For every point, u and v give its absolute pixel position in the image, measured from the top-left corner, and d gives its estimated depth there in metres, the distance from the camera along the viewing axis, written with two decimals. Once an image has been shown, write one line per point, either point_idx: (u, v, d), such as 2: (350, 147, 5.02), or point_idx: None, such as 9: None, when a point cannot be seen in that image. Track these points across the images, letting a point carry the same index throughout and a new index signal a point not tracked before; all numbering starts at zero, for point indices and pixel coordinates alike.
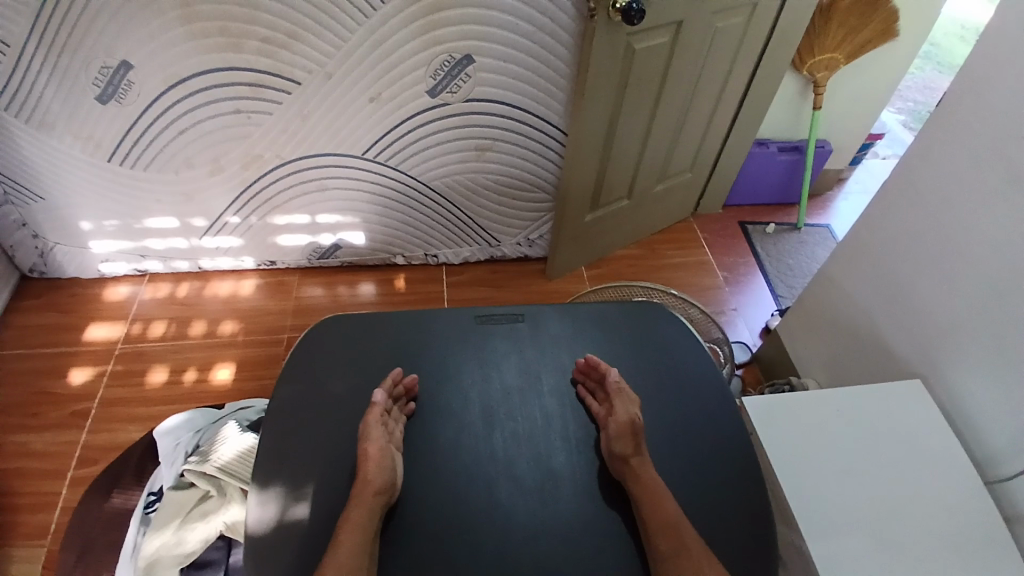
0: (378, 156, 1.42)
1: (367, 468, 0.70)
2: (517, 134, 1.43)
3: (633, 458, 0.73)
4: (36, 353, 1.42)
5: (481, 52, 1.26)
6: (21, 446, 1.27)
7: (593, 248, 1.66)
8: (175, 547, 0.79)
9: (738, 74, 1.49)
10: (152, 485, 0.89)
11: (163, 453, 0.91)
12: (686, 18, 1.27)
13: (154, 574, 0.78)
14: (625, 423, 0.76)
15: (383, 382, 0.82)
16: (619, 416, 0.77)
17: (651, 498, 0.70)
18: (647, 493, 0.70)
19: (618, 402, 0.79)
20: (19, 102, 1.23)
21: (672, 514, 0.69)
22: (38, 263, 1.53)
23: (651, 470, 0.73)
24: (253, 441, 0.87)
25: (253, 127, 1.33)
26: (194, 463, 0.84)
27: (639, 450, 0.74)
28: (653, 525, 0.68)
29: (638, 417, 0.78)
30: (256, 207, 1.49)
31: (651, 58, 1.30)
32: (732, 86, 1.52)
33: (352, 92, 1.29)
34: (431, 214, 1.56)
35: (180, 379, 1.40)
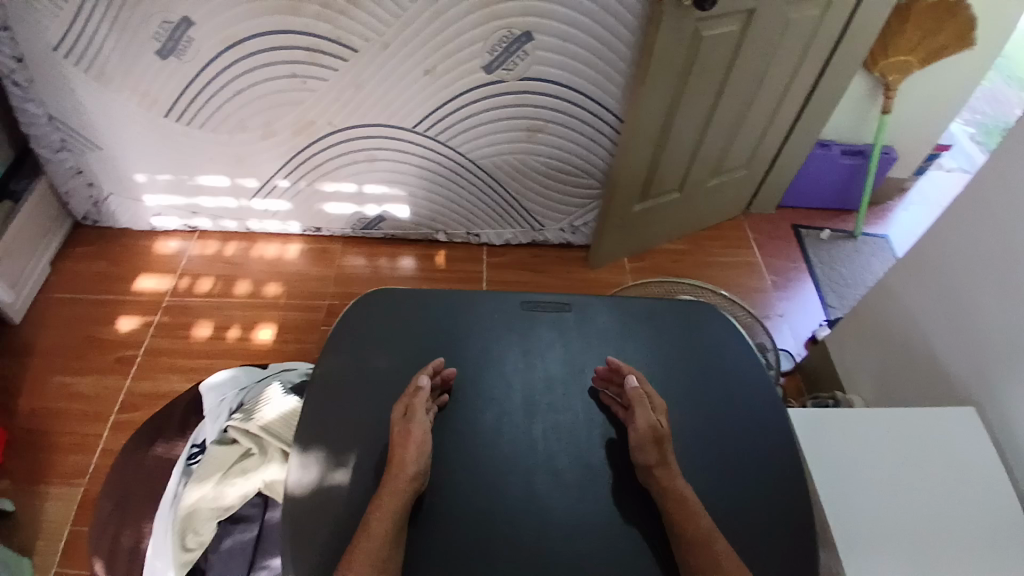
0: (429, 131, 1.41)
1: (400, 456, 0.69)
2: (570, 117, 1.40)
3: (658, 465, 0.71)
4: (86, 300, 1.47)
5: (541, 30, 1.23)
6: (66, 387, 1.33)
7: (638, 239, 1.63)
8: (214, 500, 0.81)
9: (806, 70, 1.43)
10: (196, 437, 0.89)
11: (208, 406, 0.92)
12: (757, 7, 1.22)
13: (194, 524, 0.80)
14: (646, 431, 0.72)
15: (421, 370, 0.80)
16: (639, 423, 0.74)
17: (680, 505, 0.68)
18: (677, 501, 0.68)
19: (639, 407, 0.75)
20: (75, 49, 1.25)
21: (702, 522, 0.67)
22: (91, 211, 1.58)
23: (680, 477, 0.71)
24: (296, 404, 0.89)
25: (307, 93, 1.34)
26: (237, 421, 0.87)
27: (665, 460, 0.71)
28: (684, 535, 0.66)
29: (663, 424, 0.74)
30: (305, 172, 1.50)
31: (717, 47, 1.25)
32: (798, 82, 1.45)
33: (408, 63, 1.28)
34: (477, 194, 1.55)
35: (224, 336, 1.43)
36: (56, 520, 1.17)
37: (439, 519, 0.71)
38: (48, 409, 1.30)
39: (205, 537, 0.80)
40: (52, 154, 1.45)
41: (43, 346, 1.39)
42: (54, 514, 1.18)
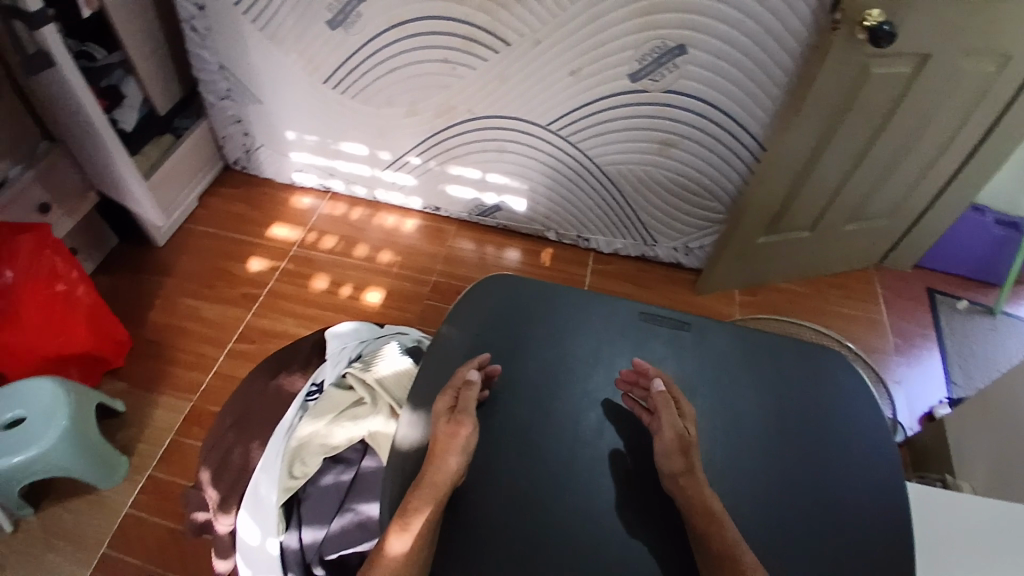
0: (561, 130, 1.43)
1: (439, 457, 0.70)
2: (707, 136, 1.37)
3: (683, 476, 0.70)
4: (225, 236, 1.62)
5: (695, 45, 1.22)
6: (194, 310, 1.47)
7: (755, 273, 1.57)
8: (324, 437, 0.87)
9: (971, 128, 1.31)
10: (314, 377, 0.96)
11: (330, 351, 0.99)
12: (935, 53, 1.13)
13: (302, 455, 0.86)
14: (675, 439, 0.72)
15: (466, 364, 0.81)
16: (665, 432, 0.73)
17: (711, 525, 0.66)
18: (705, 517, 0.67)
19: (664, 413, 0.74)
20: (257, 9, 1.38)
21: (732, 540, 0.65)
22: (242, 158, 1.73)
23: (707, 488, 0.69)
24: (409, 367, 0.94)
25: (454, 78, 1.39)
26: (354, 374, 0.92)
27: (689, 469, 0.70)
28: (714, 554, 0.65)
29: (688, 430, 0.73)
30: (437, 153, 1.57)
31: (883, 88, 1.18)
32: (961, 138, 1.33)
33: (555, 62, 1.31)
34: (597, 200, 1.55)
35: (337, 291, 1.53)
36: (163, 426, 1.31)
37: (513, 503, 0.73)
38: (178, 327, 1.44)
39: (309, 469, 0.85)
40: (217, 101, 1.60)
41: (182, 270, 1.54)
42: (162, 422, 1.32)
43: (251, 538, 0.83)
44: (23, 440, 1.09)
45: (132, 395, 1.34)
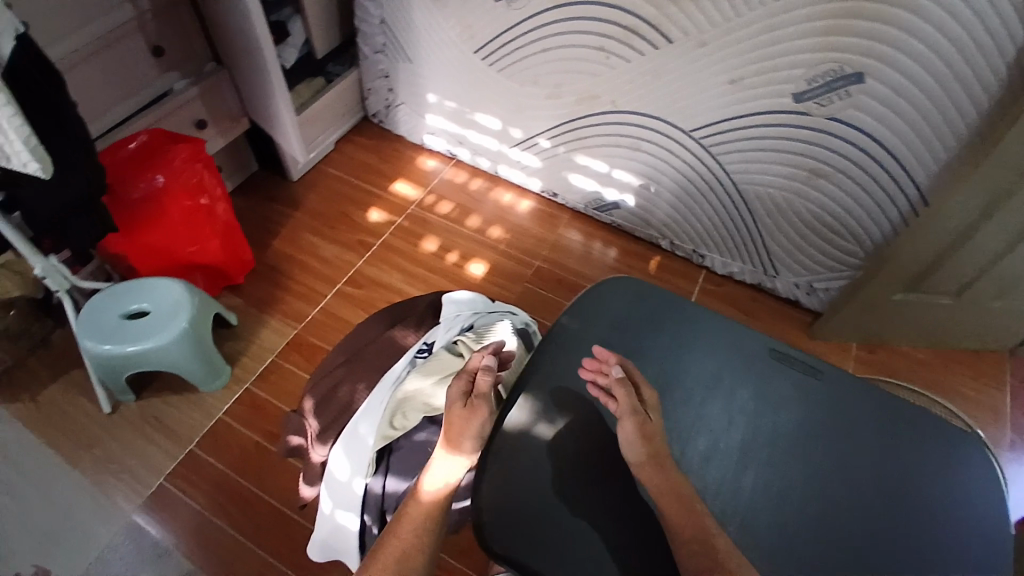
0: (703, 140, 1.37)
1: (457, 438, 0.73)
2: (863, 174, 1.26)
3: (649, 464, 0.68)
4: (351, 182, 1.69)
5: (875, 76, 1.12)
6: (313, 246, 1.55)
7: (880, 329, 1.45)
8: (428, 397, 0.86)
9: None
10: (426, 337, 0.94)
11: (445, 315, 0.98)
12: None
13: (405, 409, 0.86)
14: (643, 435, 0.69)
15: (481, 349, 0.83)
16: (633, 425, 0.70)
17: (683, 512, 0.65)
18: (675, 503, 0.66)
19: (622, 402, 0.71)
20: None
21: (705, 526, 0.64)
22: (381, 112, 1.79)
23: (675, 474, 0.68)
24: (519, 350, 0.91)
25: (605, 68, 1.36)
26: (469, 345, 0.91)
27: (657, 459, 0.68)
28: (685, 541, 0.63)
29: (654, 423, 0.71)
30: (569, 140, 1.55)
31: None
32: None
33: (715, 68, 1.25)
34: (724, 218, 1.48)
35: (444, 257, 1.56)
36: (267, 346, 1.40)
37: (582, 487, 0.72)
38: (296, 258, 1.52)
39: (410, 423, 0.85)
40: (371, 53, 1.65)
41: (308, 206, 1.62)
42: (266, 341, 1.40)
43: (341, 474, 0.86)
44: (148, 330, 1.19)
45: (244, 311, 1.44)
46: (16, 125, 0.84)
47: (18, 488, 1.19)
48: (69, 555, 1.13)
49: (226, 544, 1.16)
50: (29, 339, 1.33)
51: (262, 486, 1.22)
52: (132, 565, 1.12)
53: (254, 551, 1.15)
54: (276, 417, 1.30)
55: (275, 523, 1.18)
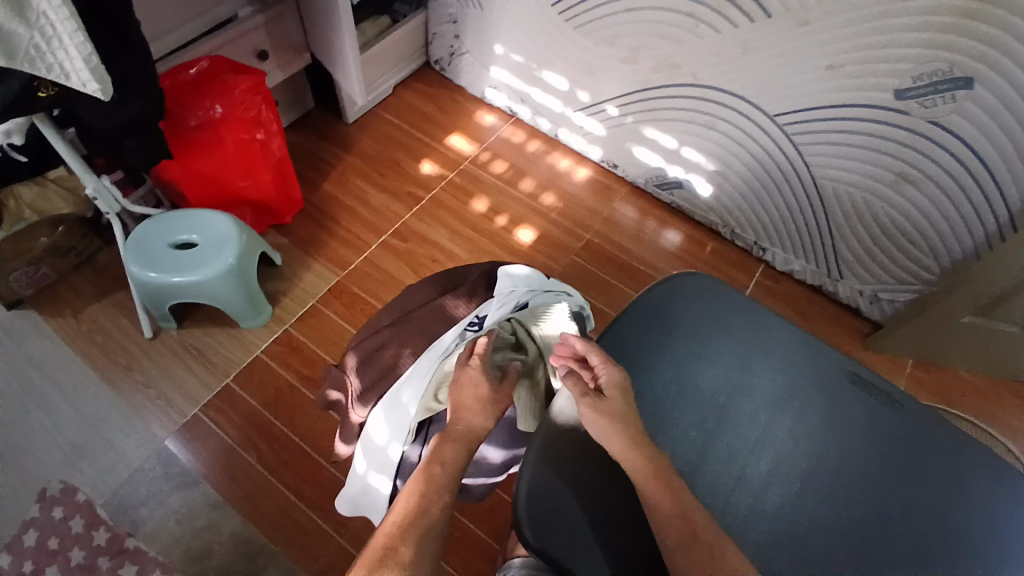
0: (787, 127, 1.27)
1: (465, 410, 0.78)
2: (955, 187, 1.16)
3: (617, 435, 0.64)
4: (406, 129, 1.63)
5: (990, 81, 1.02)
6: (362, 192, 1.51)
7: (941, 351, 1.36)
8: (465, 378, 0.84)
9: None
10: (481, 310, 0.87)
11: (498, 289, 0.92)
12: None
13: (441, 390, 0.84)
14: (598, 414, 0.65)
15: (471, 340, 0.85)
16: (587, 405, 0.66)
17: (658, 488, 0.61)
18: (651, 475, 0.62)
19: (576, 385, 0.68)
20: None
21: (687, 504, 0.61)
22: (443, 59, 1.71)
23: (647, 443, 0.64)
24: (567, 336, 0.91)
25: (691, 37, 1.26)
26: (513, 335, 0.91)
27: (619, 435, 0.64)
28: (663, 518, 0.60)
29: (611, 399, 0.66)
30: (638, 110, 1.46)
31: None
32: None
33: (813, 50, 1.14)
34: (793, 213, 1.40)
35: (493, 219, 1.51)
36: (308, 289, 1.39)
37: (607, 476, 0.68)
38: (345, 203, 1.49)
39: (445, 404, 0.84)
40: None
41: (360, 149, 1.58)
42: (307, 284, 1.39)
43: (377, 438, 0.84)
44: (194, 262, 1.18)
45: (288, 251, 1.42)
46: (80, 41, 0.80)
47: (60, 401, 1.22)
48: (103, 472, 1.16)
49: (253, 480, 1.17)
50: (77, 256, 1.34)
51: (292, 428, 1.23)
52: (162, 489, 1.15)
53: (279, 490, 1.17)
54: (311, 361, 1.30)
55: (302, 466, 1.19)
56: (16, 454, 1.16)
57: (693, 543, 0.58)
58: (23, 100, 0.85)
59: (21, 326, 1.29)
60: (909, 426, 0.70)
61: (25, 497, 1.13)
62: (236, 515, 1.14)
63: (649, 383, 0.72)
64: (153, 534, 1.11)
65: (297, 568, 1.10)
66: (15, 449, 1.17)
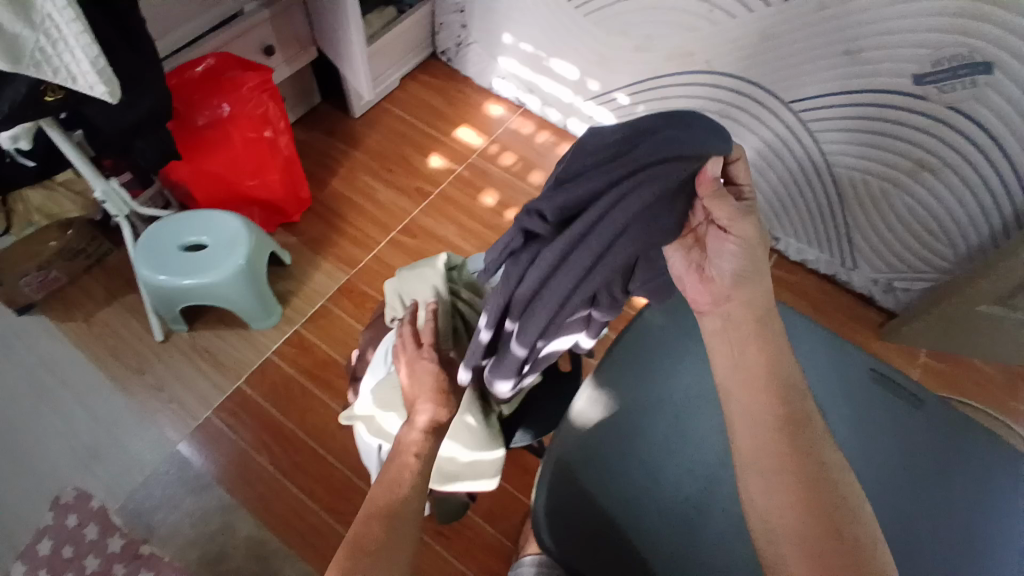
0: (801, 114, 1.24)
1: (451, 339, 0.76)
2: (977, 175, 1.13)
3: (750, 343, 0.59)
4: (413, 123, 1.61)
5: (1014, 66, 0.98)
6: (369, 189, 1.50)
7: (957, 342, 1.34)
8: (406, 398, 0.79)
9: None
10: None
11: None
12: None
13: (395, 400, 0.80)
14: (747, 394, 0.57)
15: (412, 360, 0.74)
16: (737, 284, 0.60)
17: (769, 484, 0.53)
18: (779, 461, 0.53)
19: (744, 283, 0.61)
20: None
21: (822, 485, 0.52)
22: (450, 50, 1.68)
23: (793, 416, 0.55)
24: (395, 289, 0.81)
25: (706, 23, 1.23)
26: (457, 269, 0.83)
27: (761, 417, 0.56)
28: (768, 480, 0.53)
29: (763, 362, 0.58)
30: (650, 99, 1.43)
31: None
32: None
33: (832, 36, 1.11)
34: (808, 200, 1.37)
35: (502, 213, 1.49)
36: (316, 288, 1.38)
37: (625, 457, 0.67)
38: (352, 199, 1.48)
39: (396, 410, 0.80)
40: None
41: (367, 145, 1.56)
42: (318, 284, 1.38)
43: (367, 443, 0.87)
44: (206, 262, 1.18)
45: (298, 251, 1.41)
46: (86, 43, 0.78)
47: (73, 405, 1.22)
48: (117, 476, 1.16)
49: (266, 481, 1.18)
50: (87, 258, 1.34)
51: (304, 428, 1.23)
52: (176, 493, 1.16)
53: (293, 490, 1.17)
54: (322, 361, 1.30)
55: (312, 467, 1.19)
56: (30, 460, 1.17)
57: (802, 504, 0.51)
58: (30, 104, 0.83)
59: (32, 331, 1.29)
60: (930, 431, 0.68)
61: (38, 505, 1.14)
62: (251, 517, 1.14)
63: (670, 390, 0.71)
64: (168, 537, 1.12)
65: (315, 568, 1.11)
66: (29, 455, 1.17)
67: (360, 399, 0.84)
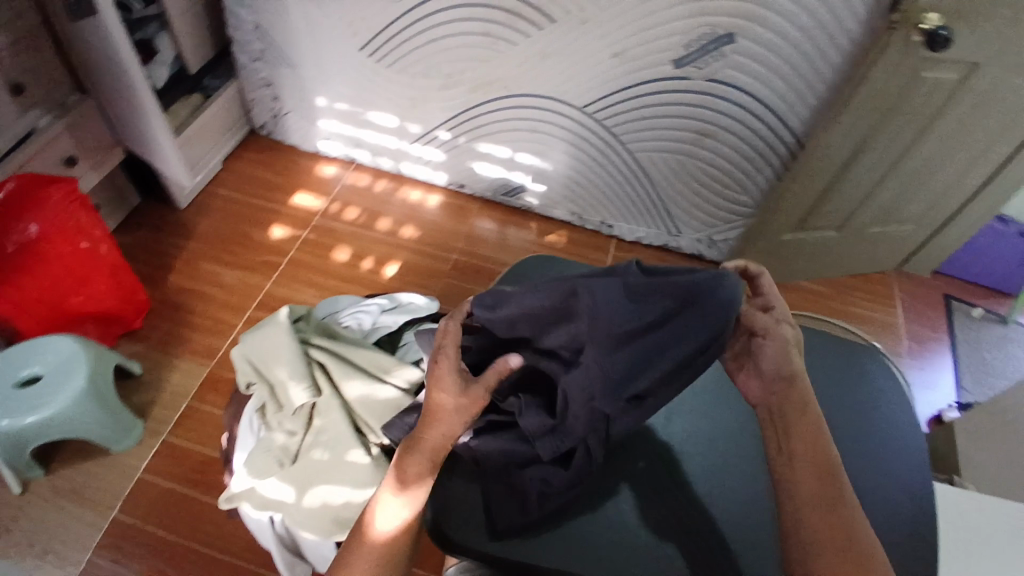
0: (597, 114, 1.41)
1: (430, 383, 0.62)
2: (747, 129, 1.35)
3: (794, 395, 0.65)
4: (246, 200, 1.59)
5: (746, 35, 1.19)
6: (215, 274, 1.46)
7: (777, 268, 1.57)
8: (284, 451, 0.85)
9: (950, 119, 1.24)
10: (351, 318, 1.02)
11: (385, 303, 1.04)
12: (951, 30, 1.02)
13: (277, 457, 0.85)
14: (782, 417, 0.64)
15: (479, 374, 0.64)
16: (780, 363, 0.65)
17: (804, 502, 0.59)
18: (809, 486, 0.60)
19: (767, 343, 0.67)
20: None
21: (848, 514, 0.58)
22: (268, 123, 1.70)
23: (826, 454, 0.61)
24: (240, 355, 0.89)
25: (495, 53, 1.36)
26: (302, 320, 0.95)
27: (800, 444, 0.62)
28: (809, 510, 0.58)
29: (798, 394, 0.65)
30: (467, 129, 1.54)
31: None
32: (945, 120, 1.24)
33: (601, 43, 1.28)
34: (627, 185, 1.54)
35: (357, 264, 1.51)
36: (180, 390, 1.31)
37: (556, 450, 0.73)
38: (197, 289, 1.43)
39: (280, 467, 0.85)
40: (249, 62, 1.56)
41: (203, 233, 1.52)
42: (181, 383, 1.31)
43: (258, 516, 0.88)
44: (42, 394, 1.08)
45: (151, 356, 1.34)
46: None
47: None
48: None
49: None
50: None
51: (197, 537, 1.15)
52: None
53: None
54: (203, 462, 1.23)
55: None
56: None
57: (832, 533, 0.57)
58: None
59: None
60: None
61: None
62: None
63: None
64: None
65: None
66: None
67: (235, 475, 0.88)
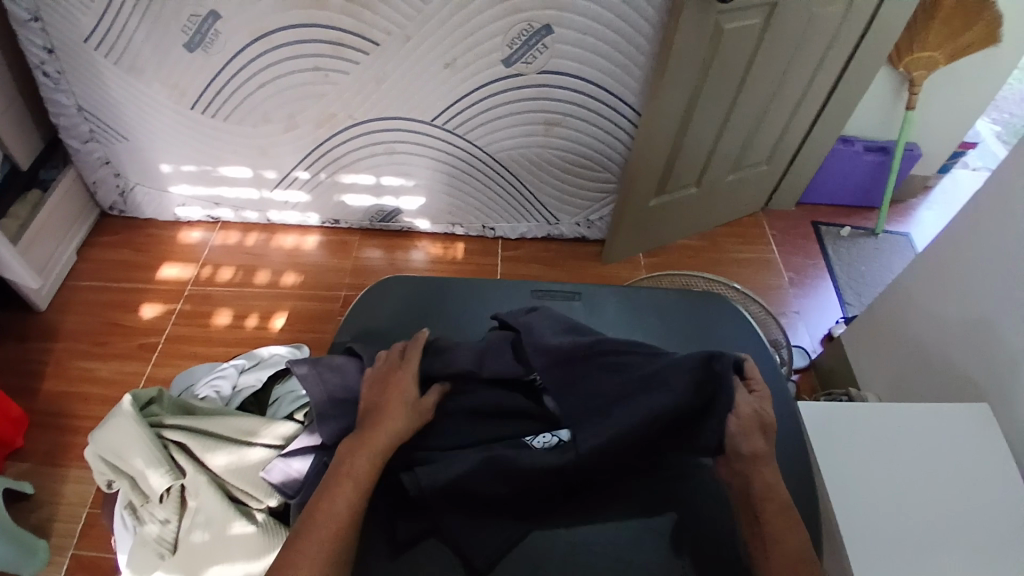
0: (446, 124, 1.41)
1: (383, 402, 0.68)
2: (588, 110, 1.39)
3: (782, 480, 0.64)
4: (110, 287, 1.52)
5: (561, 23, 1.23)
6: (89, 371, 1.37)
7: (651, 235, 1.62)
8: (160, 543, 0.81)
9: (763, 63, 1.32)
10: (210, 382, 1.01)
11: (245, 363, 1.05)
12: None
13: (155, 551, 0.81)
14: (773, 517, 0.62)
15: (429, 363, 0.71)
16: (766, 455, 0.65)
17: None
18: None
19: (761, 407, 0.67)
20: (107, 41, 1.28)
21: None
22: (118, 201, 1.62)
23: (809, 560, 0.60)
24: (93, 456, 0.84)
25: (329, 86, 1.35)
26: (155, 402, 0.90)
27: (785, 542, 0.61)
28: None
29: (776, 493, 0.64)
30: (324, 165, 1.52)
31: (693, 41, 1.19)
32: (761, 62, 1.32)
33: (429, 56, 1.28)
34: (494, 186, 1.55)
35: (242, 324, 1.46)
36: (73, 501, 1.22)
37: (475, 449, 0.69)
38: (70, 390, 1.34)
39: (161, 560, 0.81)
40: (80, 144, 1.49)
41: (68, 331, 1.43)
42: (72, 495, 1.22)
43: None
44: None
45: (33, 474, 1.24)
46: None
47: None
48: None
49: None
50: None
51: None
52: None
53: None
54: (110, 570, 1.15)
55: None
56: None
57: None
58: None
59: None
60: None
61: None
62: None
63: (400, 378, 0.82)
64: None
65: None
66: None
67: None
